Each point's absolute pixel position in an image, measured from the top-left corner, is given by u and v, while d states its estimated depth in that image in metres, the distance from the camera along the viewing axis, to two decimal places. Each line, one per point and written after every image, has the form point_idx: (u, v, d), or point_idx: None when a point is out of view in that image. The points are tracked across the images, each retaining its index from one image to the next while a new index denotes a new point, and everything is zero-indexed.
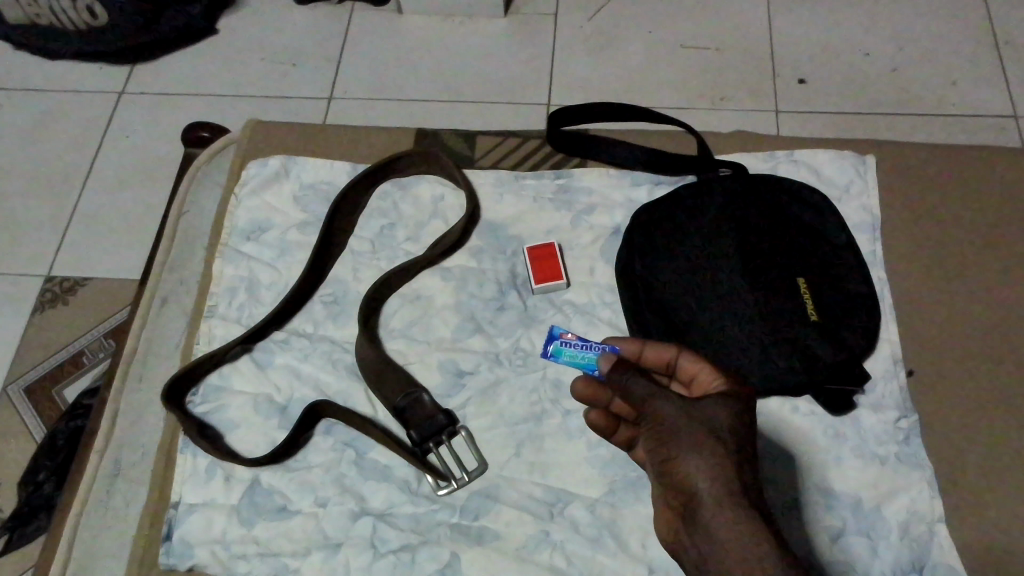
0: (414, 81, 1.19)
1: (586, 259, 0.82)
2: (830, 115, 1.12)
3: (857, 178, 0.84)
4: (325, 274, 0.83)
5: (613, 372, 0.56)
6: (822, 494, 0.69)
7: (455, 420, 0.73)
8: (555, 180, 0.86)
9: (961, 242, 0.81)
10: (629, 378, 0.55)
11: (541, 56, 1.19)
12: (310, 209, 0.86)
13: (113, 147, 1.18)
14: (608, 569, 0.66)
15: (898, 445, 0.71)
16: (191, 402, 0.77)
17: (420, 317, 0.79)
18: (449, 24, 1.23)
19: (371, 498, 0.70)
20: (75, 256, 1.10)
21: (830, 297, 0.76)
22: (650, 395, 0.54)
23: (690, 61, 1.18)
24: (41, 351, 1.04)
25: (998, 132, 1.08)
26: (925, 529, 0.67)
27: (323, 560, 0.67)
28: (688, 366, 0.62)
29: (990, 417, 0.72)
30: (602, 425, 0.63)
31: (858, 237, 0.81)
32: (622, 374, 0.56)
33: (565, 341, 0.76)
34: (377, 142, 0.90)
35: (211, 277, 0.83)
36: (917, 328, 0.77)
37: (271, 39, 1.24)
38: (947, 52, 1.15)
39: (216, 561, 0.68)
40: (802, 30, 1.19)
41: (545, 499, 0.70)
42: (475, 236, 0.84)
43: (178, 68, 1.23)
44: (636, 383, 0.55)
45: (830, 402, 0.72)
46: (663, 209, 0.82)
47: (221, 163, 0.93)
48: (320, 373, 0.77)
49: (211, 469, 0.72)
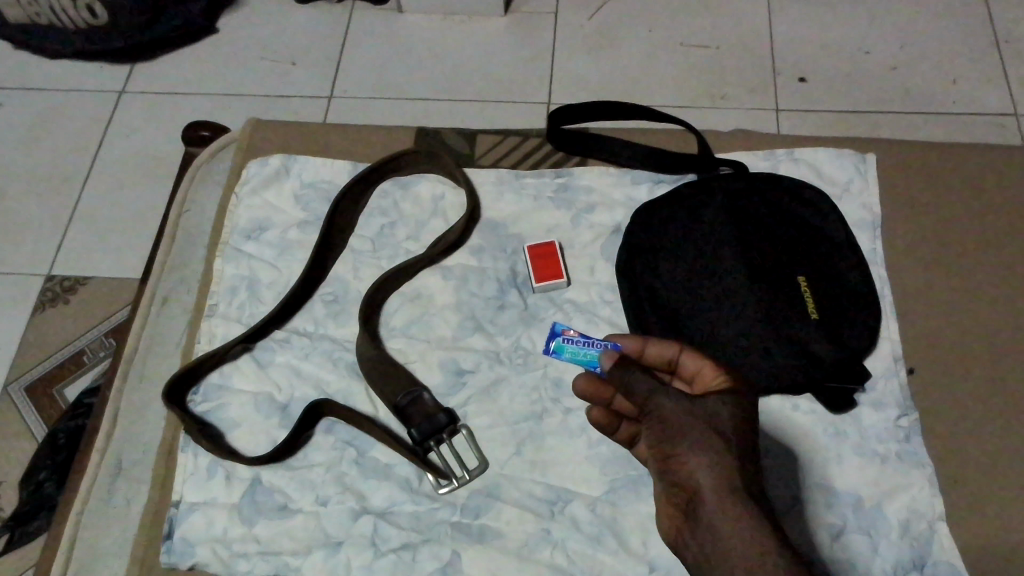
0: (414, 80, 1.19)
1: (586, 257, 0.82)
2: (830, 113, 1.12)
3: (858, 176, 0.84)
4: (325, 273, 0.83)
5: (616, 369, 0.55)
6: (823, 492, 0.69)
7: (455, 419, 0.73)
8: (555, 179, 0.86)
9: (961, 240, 0.81)
10: (632, 375, 0.54)
11: (541, 54, 1.19)
12: (310, 208, 0.86)
13: (113, 146, 1.18)
14: (609, 568, 0.66)
15: (898, 443, 0.71)
16: (191, 401, 0.77)
17: (421, 316, 0.79)
18: (449, 22, 1.23)
19: (371, 497, 0.71)
20: (76, 255, 1.10)
21: (831, 295, 0.76)
22: (654, 392, 0.54)
23: (690, 60, 1.17)
24: (42, 350, 1.04)
25: (998, 130, 1.08)
26: (926, 527, 0.67)
27: (324, 559, 0.67)
28: (690, 364, 0.62)
29: (991, 415, 0.72)
30: (602, 421, 0.63)
31: (859, 235, 0.81)
32: (625, 370, 0.55)
33: (567, 338, 0.75)
34: (377, 141, 0.90)
35: (212, 276, 0.83)
36: (918, 327, 0.77)
37: (271, 38, 1.24)
38: (947, 50, 1.15)
39: (217, 560, 0.68)
40: (802, 28, 1.19)
41: (545, 498, 0.70)
42: (475, 235, 0.83)
43: (178, 67, 1.23)
44: (640, 379, 0.54)
45: (831, 400, 0.72)
46: (663, 208, 0.82)
47: (221, 162, 0.93)
48: (321, 372, 0.77)
49: (211, 468, 0.72)
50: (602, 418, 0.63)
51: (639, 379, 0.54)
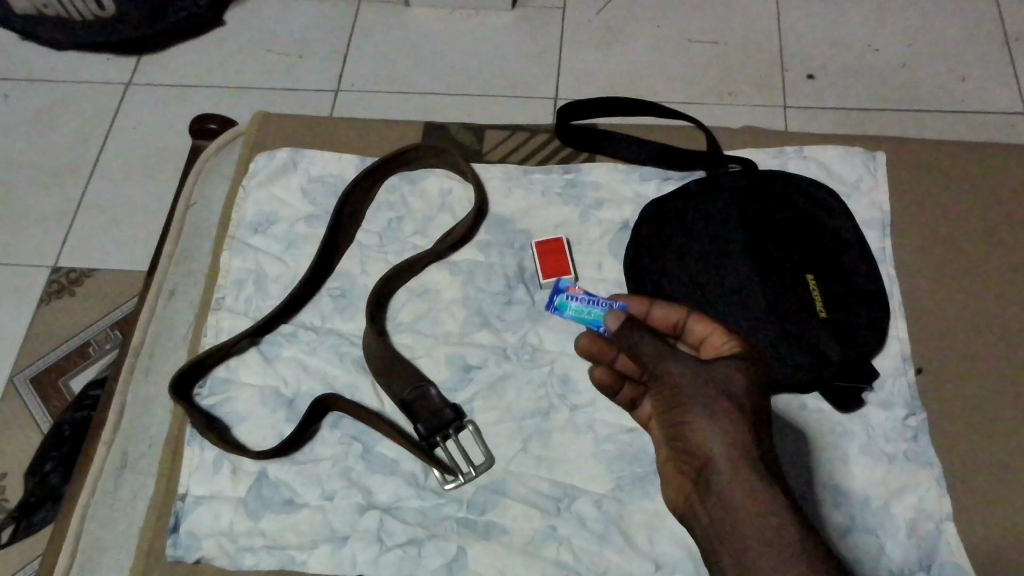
0: (422, 74, 1.18)
1: (593, 254, 0.81)
2: (839, 109, 1.11)
3: (868, 175, 0.83)
4: (332, 267, 0.83)
5: (624, 329, 0.56)
6: (831, 491, 0.69)
7: (461, 415, 0.73)
8: (562, 175, 0.85)
9: (971, 241, 0.80)
10: (639, 336, 0.56)
11: (550, 49, 1.19)
12: (317, 201, 0.86)
13: (120, 137, 1.18)
14: (615, 566, 0.66)
15: (906, 443, 0.70)
16: (198, 394, 0.77)
17: (427, 311, 0.79)
18: (456, 17, 1.23)
19: (377, 491, 0.71)
20: (81, 248, 1.10)
21: (840, 294, 0.76)
22: (664, 356, 0.54)
23: (700, 54, 1.17)
24: (47, 340, 1.04)
25: (1009, 128, 1.07)
26: (933, 527, 0.67)
27: (330, 553, 0.67)
28: (698, 328, 0.61)
29: (1000, 416, 0.71)
30: (607, 383, 0.62)
31: (867, 234, 0.80)
32: (632, 332, 0.56)
33: (571, 295, 0.75)
34: (384, 135, 0.90)
35: (219, 268, 0.83)
36: (924, 327, 0.76)
37: (277, 30, 1.24)
38: (957, 46, 1.14)
39: (223, 553, 0.68)
40: (812, 23, 1.18)
41: (551, 495, 0.69)
42: (482, 230, 0.83)
43: (185, 59, 1.23)
44: (649, 343, 0.55)
45: (839, 399, 0.72)
46: (672, 206, 0.81)
47: (229, 155, 0.92)
48: (327, 366, 0.77)
49: (217, 461, 0.72)
50: (607, 380, 0.62)
51: (647, 341, 0.55)
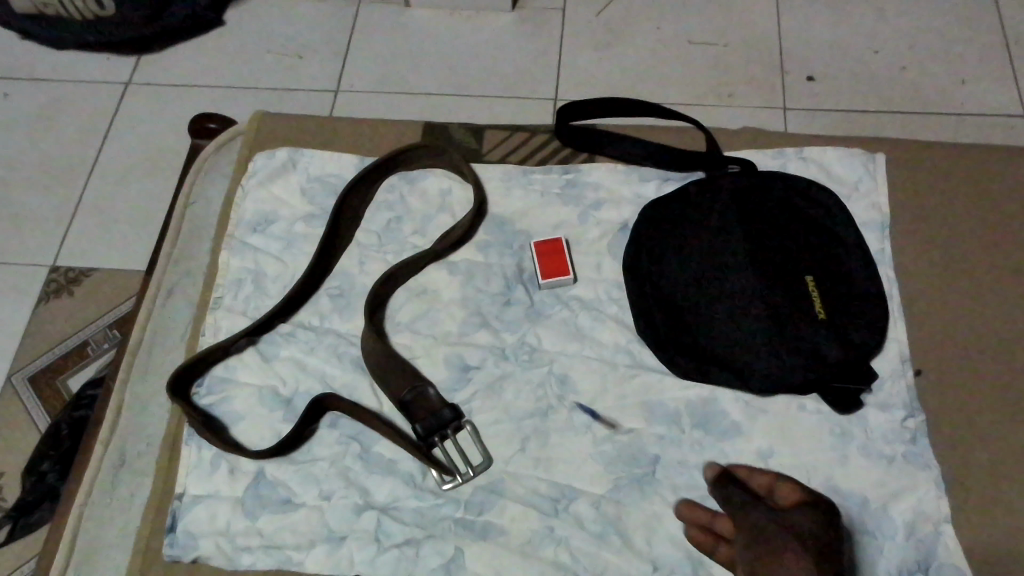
0: (422, 75, 1.18)
1: (592, 254, 0.81)
2: (839, 111, 1.11)
3: (867, 177, 0.83)
4: (331, 266, 0.82)
5: (716, 481, 0.67)
6: (829, 493, 0.68)
7: (460, 415, 0.72)
8: (562, 175, 0.85)
9: (970, 243, 0.80)
10: (729, 487, 0.66)
11: (550, 50, 1.19)
12: (316, 201, 0.85)
13: (120, 136, 1.18)
14: (613, 567, 0.66)
15: (904, 445, 0.70)
16: (196, 394, 0.77)
17: (426, 311, 0.79)
18: (457, 18, 1.23)
19: (375, 491, 0.70)
20: (80, 247, 1.10)
21: (838, 295, 0.76)
22: (750, 505, 0.64)
23: (701, 56, 1.17)
24: (46, 339, 1.04)
25: (1008, 131, 1.08)
26: (931, 529, 0.67)
27: (328, 554, 0.67)
28: (785, 492, 0.66)
29: (999, 418, 0.71)
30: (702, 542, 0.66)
31: (866, 236, 0.80)
32: (725, 484, 0.67)
33: None
34: (384, 135, 0.90)
35: (218, 268, 0.82)
36: (923, 329, 0.76)
37: (278, 30, 1.23)
38: (957, 49, 1.14)
39: (220, 552, 0.68)
40: (812, 25, 1.18)
41: (549, 495, 0.69)
42: (481, 231, 0.83)
43: (185, 58, 1.23)
44: (737, 491, 0.66)
45: (838, 400, 0.72)
46: (671, 207, 0.81)
47: (228, 154, 0.92)
48: (325, 366, 0.77)
49: (215, 460, 0.72)
50: (703, 539, 0.66)
51: (733, 489, 0.66)
